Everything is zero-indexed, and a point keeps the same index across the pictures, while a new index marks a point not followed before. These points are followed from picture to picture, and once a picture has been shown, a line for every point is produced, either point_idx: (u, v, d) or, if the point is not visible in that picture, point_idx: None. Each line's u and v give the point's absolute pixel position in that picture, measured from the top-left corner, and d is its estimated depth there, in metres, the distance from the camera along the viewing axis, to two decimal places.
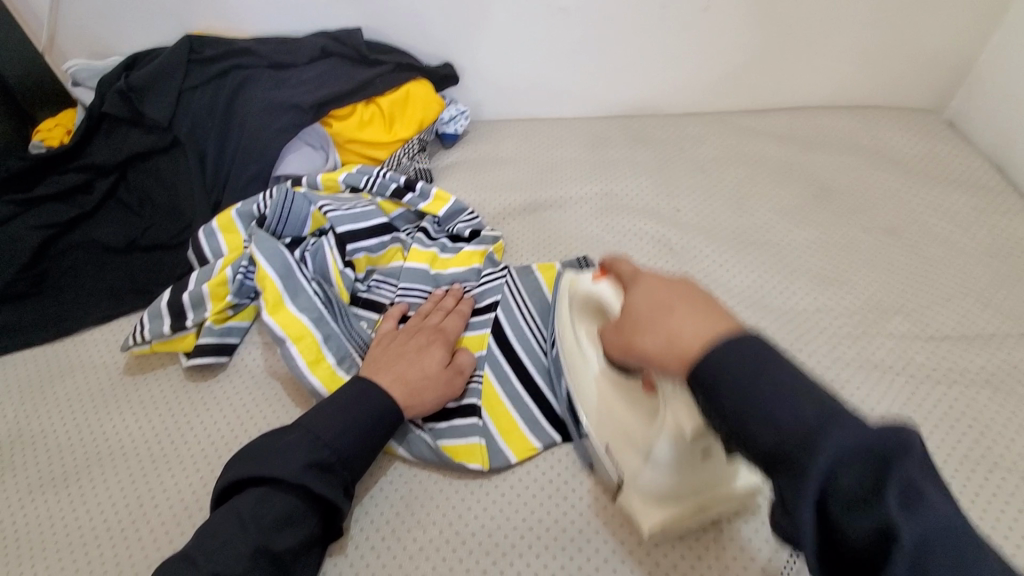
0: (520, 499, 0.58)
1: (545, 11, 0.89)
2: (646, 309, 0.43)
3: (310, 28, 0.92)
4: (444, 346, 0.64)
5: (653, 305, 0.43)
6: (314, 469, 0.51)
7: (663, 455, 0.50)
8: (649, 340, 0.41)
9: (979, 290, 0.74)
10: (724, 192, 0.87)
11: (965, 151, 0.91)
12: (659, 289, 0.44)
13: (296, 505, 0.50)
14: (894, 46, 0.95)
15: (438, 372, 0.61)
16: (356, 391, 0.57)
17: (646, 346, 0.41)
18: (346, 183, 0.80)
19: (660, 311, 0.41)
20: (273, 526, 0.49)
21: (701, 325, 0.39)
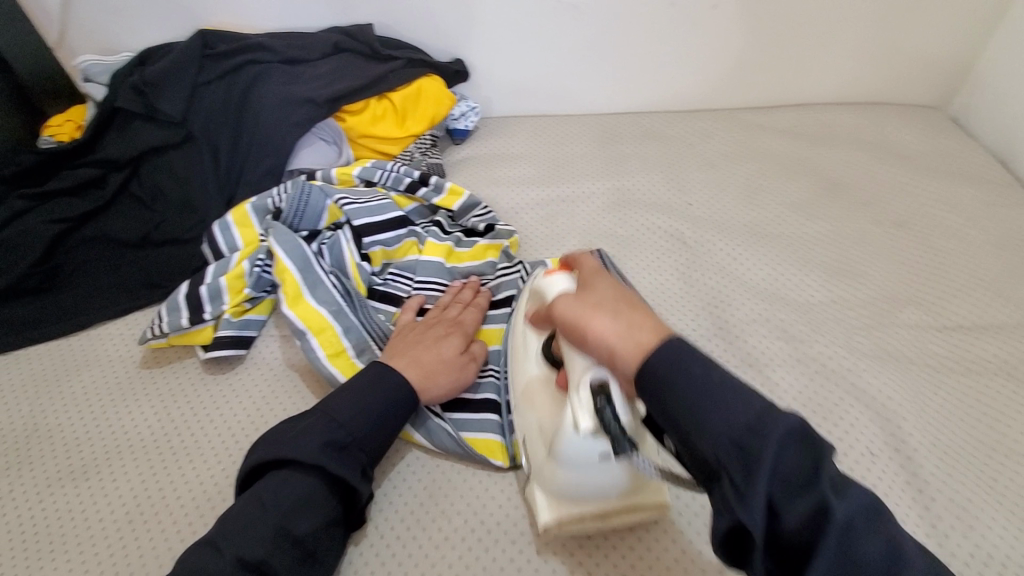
0: None
1: (557, 9, 0.90)
2: (603, 300, 0.47)
3: (322, 24, 0.92)
4: (461, 335, 0.64)
5: (613, 300, 0.46)
6: (338, 453, 0.51)
7: (575, 449, 0.47)
8: (615, 331, 0.44)
9: (990, 281, 0.75)
10: (735, 186, 0.88)
11: (971, 146, 0.93)
12: (616, 290, 0.48)
13: (317, 487, 0.50)
14: (899, 44, 0.96)
15: (452, 358, 0.61)
16: (377, 373, 0.57)
17: (607, 332, 0.44)
18: (361, 178, 0.80)
19: (620, 307, 0.45)
20: (295, 508, 0.48)
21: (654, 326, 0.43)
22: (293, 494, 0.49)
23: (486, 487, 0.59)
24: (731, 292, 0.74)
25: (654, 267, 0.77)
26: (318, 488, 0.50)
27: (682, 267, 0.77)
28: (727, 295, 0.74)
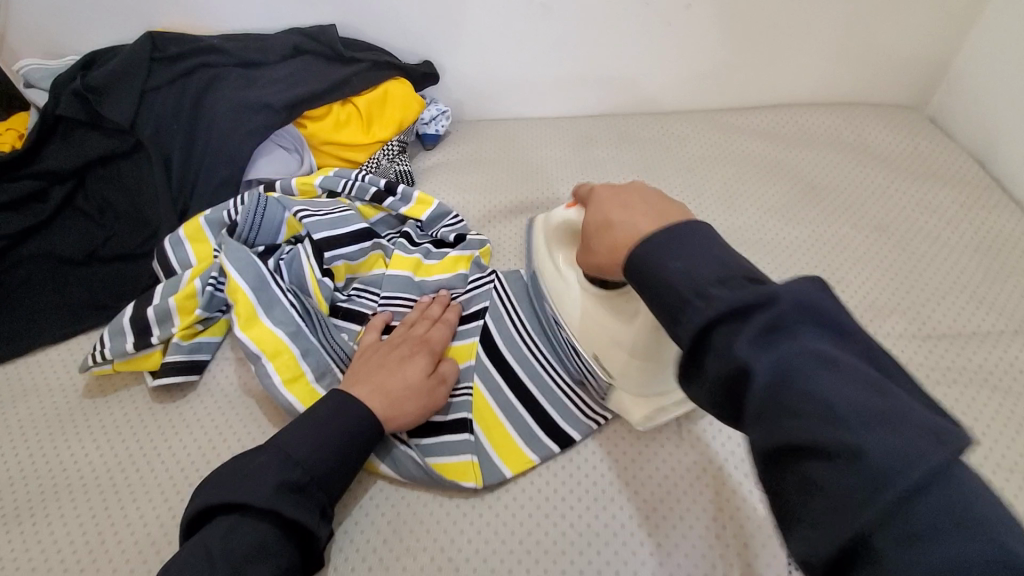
0: (516, 519, 0.55)
1: (526, 7, 0.86)
2: (594, 230, 0.50)
3: (281, 24, 0.87)
4: (428, 355, 0.60)
5: (598, 223, 0.50)
6: (293, 492, 0.48)
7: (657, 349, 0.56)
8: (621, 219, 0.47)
9: (972, 287, 0.73)
10: (713, 190, 0.85)
11: (949, 147, 0.91)
12: (619, 198, 0.50)
13: (274, 532, 0.46)
14: (875, 43, 0.94)
15: (419, 382, 0.57)
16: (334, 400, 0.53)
17: (615, 223, 0.48)
18: (323, 187, 0.76)
19: (603, 228, 0.49)
20: (247, 558, 0.44)
21: (651, 213, 0.46)
22: (248, 542, 0.45)
23: (455, 519, 0.55)
24: None
25: None
26: (274, 533, 0.46)
27: None
28: None
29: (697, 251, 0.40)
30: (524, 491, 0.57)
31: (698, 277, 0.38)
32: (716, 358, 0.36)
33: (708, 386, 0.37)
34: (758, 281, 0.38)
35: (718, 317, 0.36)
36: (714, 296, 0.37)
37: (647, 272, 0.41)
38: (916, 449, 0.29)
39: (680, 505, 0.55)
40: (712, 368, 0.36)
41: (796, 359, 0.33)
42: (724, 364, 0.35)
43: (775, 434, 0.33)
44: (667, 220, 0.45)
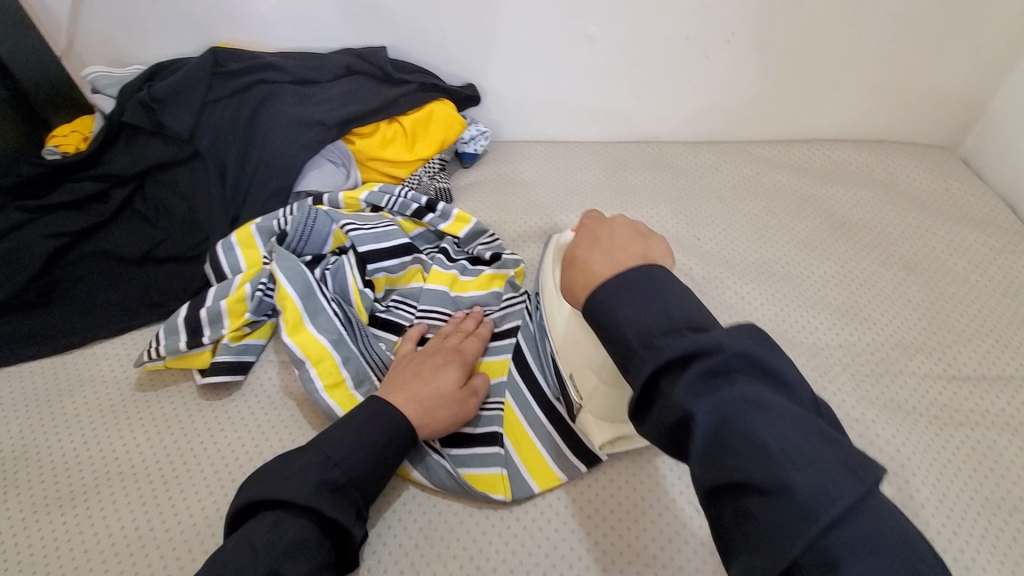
0: (542, 533, 0.57)
1: (571, 38, 0.90)
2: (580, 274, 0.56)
3: (334, 44, 0.92)
4: (461, 366, 0.63)
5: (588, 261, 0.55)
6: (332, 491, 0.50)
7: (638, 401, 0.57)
8: (586, 258, 0.55)
9: (998, 330, 0.74)
10: (745, 222, 0.87)
11: (980, 189, 0.92)
12: (623, 236, 0.57)
13: (310, 529, 0.48)
14: (911, 83, 0.96)
15: (452, 392, 0.60)
16: (376, 408, 0.56)
17: (579, 261, 0.56)
18: (368, 202, 0.79)
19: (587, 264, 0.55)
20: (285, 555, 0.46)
21: (610, 255, 0.54)
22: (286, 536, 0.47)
23: (481, 530, 0.57)
24: None
25: None
26: (310, 530, 0.48)
27: None
28: None
29: (646, 300, 0.45)
30: (548, 507, 0.59)
31: (648, 329, 0.43)
32: (661, 403, 0.40)
33: (657, 426, 0.40)
34: (700, 329, 0.42)
35: (663, 364, 0.40)
36: (659, 346, 0.42)
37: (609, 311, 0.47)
38: (828, 474, 0.35)
39: (698, 529, 0.57)
40: (665, 418, 0.40)
41: (734, 408, 0.37)
42: (668, 406, 0.39)
43: (716, 471, 0.37)
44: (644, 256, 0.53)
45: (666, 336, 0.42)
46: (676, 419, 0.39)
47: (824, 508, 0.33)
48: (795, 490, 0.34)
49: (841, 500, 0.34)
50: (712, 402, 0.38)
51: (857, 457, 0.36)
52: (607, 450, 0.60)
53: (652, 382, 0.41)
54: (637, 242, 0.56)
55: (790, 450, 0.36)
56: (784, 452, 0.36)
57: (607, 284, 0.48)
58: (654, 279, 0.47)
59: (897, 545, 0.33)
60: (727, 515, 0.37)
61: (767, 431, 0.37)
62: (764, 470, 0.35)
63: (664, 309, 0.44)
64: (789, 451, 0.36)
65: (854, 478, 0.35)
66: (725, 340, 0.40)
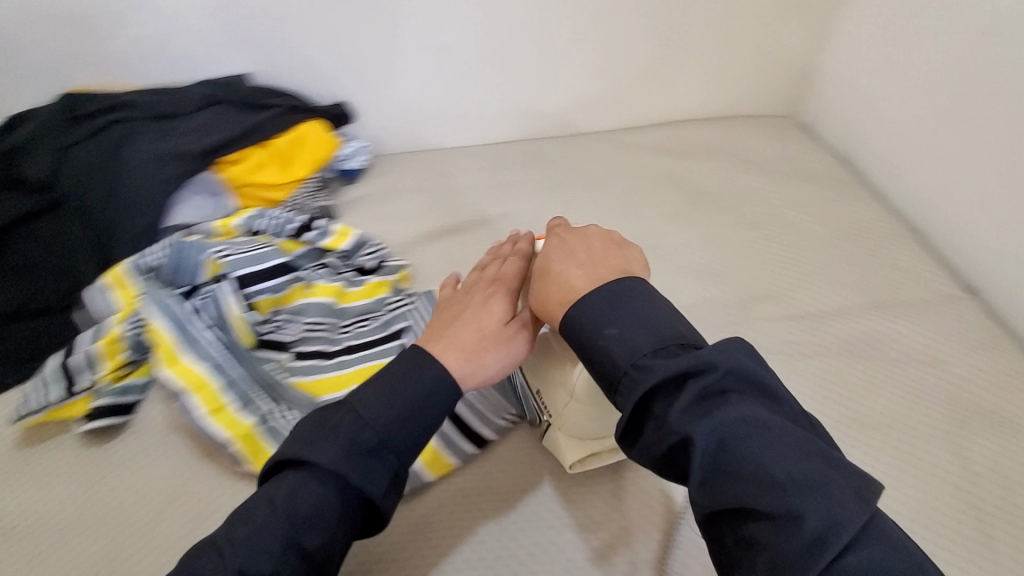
0: (437, 517, 0.58)
1: (430, 49, 0.94)
2: (561, 288, 0.53)
3: (197, 77, 0.92)
4: (506, 297, 0.58)
5: (564, 275, 0.54)
6: (387, 452, 0.47)
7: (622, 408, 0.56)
8: (564, 268, 0.54)
9: (834, 269, 0.83)
10: (614, 203, 0.93)
11: (814, 149, 1.03)
12: (597, 246, 0.56)
13: (339, 509, 0.45)
14: (744, 62, 1.07)
15: (496, 330, 0.55)
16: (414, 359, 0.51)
17: (555, 270, 0.54)
18: (244, 227, 0.81)
19: (559, 280, 0.53)
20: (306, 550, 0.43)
21: (590, 265, 0.54)
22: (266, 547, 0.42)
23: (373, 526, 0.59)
24: None
25: None
26: (327, 514, 0.44)
27: None
28: None
29: (614, 311, 0.49)
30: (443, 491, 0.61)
31: (634, 347, 0.46)
32: (653, 424, 0.43)
33: (647, 449, 0.44)
34: (687, 347, 0.46)
35: (655, 387, 0.44)
36: (647, 369, 0.45)
37: (588, 335, 0.49)
38: (830, 494, 0.37)
39: (583, 485, 0.60)
40: (657, 437, 0.43)
41: (732, 430, 0.40)
42: (664, 429, 0.42)
43: (716, 495, 0.40)
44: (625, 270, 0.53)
45: (659, 355, 0.45)
46: (677, 440, 0.41)
47: (836, 533, 0.36)
48: (795, 504, 0.37)
49: (844, 520, 0.36)
50: (710, 424, 0.41)
51: (856, 477, 0.39)
52: (579, 468, 0.59)
53: (646, 402, 0.44)
54: (612, 253, 0.56)
55: (793, 474, 0.38)
56: (785, 474, 0.38)
57: (587, 305, 0.50)
58: (630, 292, 0.50)
59: (898, 558, 0.36)
60: (733, 542, 0.39)
61: (764, 453, 0.39)
62: (769, 497, 0.38)
63: (658, 331, 0.47)
64: (793, 477, 0.38)
65: (857, 500, 0.37)
66: (716, 359, 0.43)
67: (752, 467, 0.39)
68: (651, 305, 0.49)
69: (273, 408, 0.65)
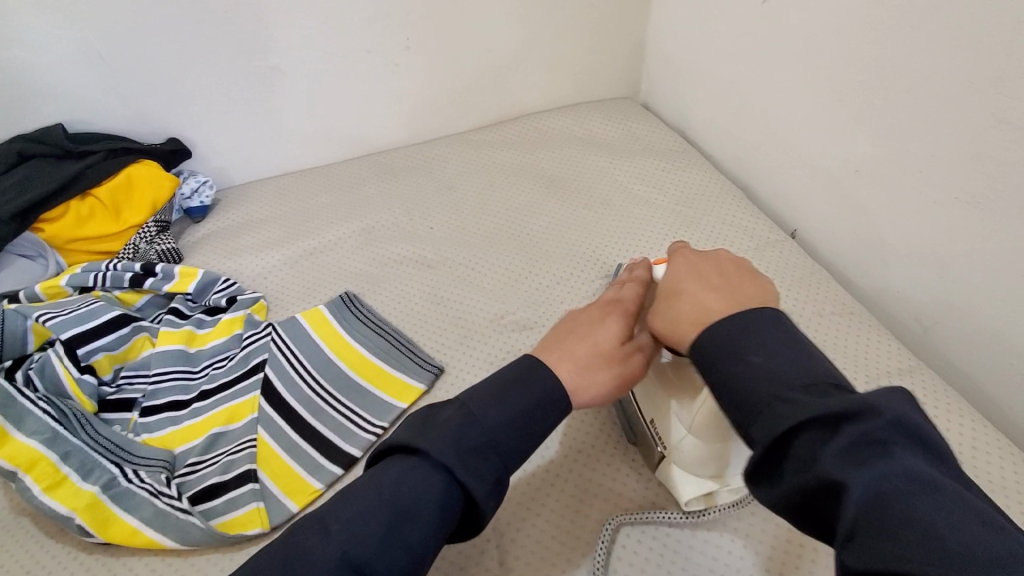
0: None
1: (261, 73, 0.92)
2: (688, 315, 0.49)
3: (3, 133, 0.85)
4: (623, 315, 0.56)
5: (691, 304, 0.49)
6: (490, 452, 0.45)
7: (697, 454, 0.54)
8: (696, 292, 0.50)
9: (675, 234, 0.89)
10: (471, 203, 0.95)
11: (655, 124, 1.10)
12: (724, 269, 0.52)
13: (439, 507, 0.42)
14: (581, 49, 1.11)
15: (613, 348, 0.53)
16: (529, 364, 0.51)
17: (685, 293, 0.51)
18: (72, 286, 0.76)
19: (699, 300, 0.49)
20: (407, 545, 0.41)
21: (724, 292, 0.49)
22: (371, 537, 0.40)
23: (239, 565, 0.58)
24: (469, 303, 0.81)
25: (401, 298, 0.82)
26: (428, 509, 0.42)
27: (426, 290, 0.83)
28: (466, 308, 0.80)
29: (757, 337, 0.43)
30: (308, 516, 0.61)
31: (777, 380, 0.41)
32: (795, 464, 0.37)
33: (782, 491, 0.37)
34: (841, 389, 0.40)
35: (802, 425, 0.37)
36: (800, 401, 0.38)
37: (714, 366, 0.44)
38: (1014, 571, 0.30)
39: None
40: (798, 478, 0.36)
41: (898, 480, 0.33)
42: (811, 472, 0.36)
43: (867, 555, 0.32)
44: (737, 301, 0.47)
45: (807, 394, 0.39)
46: (826, 488, 0.35)
47: None
48: (961, 565, 0.30)
49: None
50: (870, 474, 0.34)
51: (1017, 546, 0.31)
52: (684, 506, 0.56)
53: (780, 442, 0.38)
54: (746, 280, 0.50)
55: (968, 542, 0.31)
56: (962, 543, 0.31)
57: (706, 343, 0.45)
58: (753, 324, 0.44)
59: None
60: None
61: (932, 513, 0.32)
62: (932, 563, 0.30)
63: (776, 374, 0.41)
64: (975, 551, 0.30)
65: None
66: (879, 403, 0.37)
67: (888, 516, 0.32)
68: (792, 336, 0.44)
69: (123, 468, 0.62)
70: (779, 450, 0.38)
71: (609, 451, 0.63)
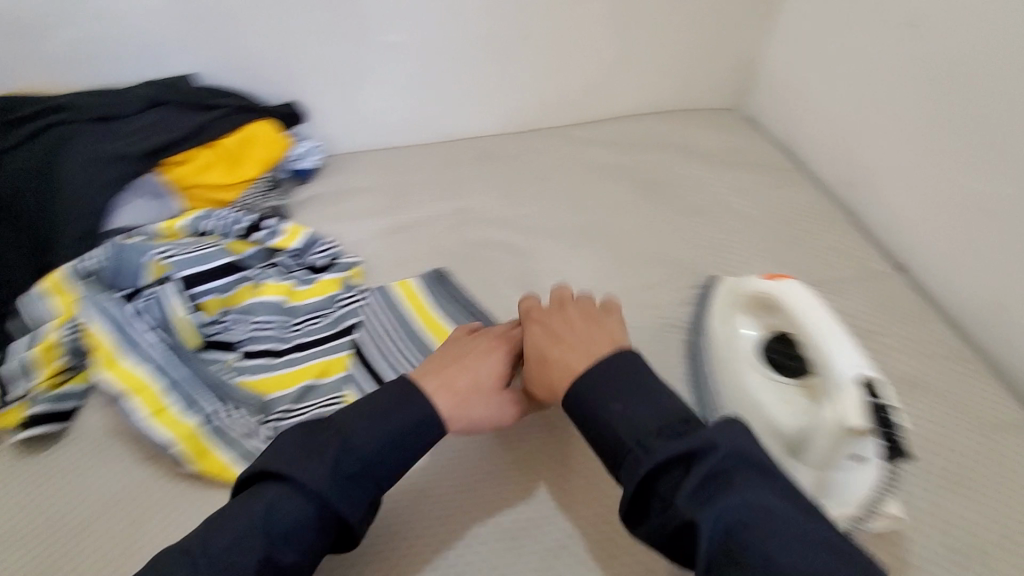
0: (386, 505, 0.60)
1: (380, 48, 0.94)
2: (568, 363, 0.58)
3: (140, 77, 0.90)
4: (501, 356, 0.63)
5: (542, 358, 0.60)
6: (369, 480, 0.52)
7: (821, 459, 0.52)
8: (562, 355, 0.59)
9: (777, 250, 0.85)
10: (567, 195, 0.95)
11: (761, 140, 1.07)
12: (591, 334, 0.60)
13: (306, 528, 0.48)
14: (692, 55, 1.09)
15: (488, 389, 0.60)
16: (405, 391, 0.56)
17: (558, 360, 0.59)
18: (189, 229, 0.80)
19: (576, 351, 0.58)
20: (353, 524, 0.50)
21: (585, 348, 0.58)
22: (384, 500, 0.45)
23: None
24: None
25: (491, 279, 0.81)
26: (302, 532, 0.48)
27: (516, 275, 0.82)
28: (556, 297, 0.78)
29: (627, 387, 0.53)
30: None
31: (635, 426, 0.51)
32: (660, 502, 0.47)
33: (653, 528, 0.48)
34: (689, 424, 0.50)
35: (660, 468, 0.48)
36: (654, 449, 0.49)
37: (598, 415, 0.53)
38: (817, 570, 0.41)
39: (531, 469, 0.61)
40: (665, 515, 0.47)
41: (735, 514, 0.44)
42: (674, 512, 0.46)
43: None
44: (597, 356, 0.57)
45: (659, 439, 0.49)
46: (681, 523, 0.45)
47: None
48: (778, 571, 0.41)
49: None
50: (714, 511, 0.44)
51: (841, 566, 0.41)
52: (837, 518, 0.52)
53: (650, 484, 0.48)
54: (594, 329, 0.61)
55: (796, 564, 0.41)
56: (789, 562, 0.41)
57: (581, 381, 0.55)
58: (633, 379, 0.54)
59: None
60: None
61: (769, 538, 0.42)
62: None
63: (649, 399, 0.52)
64: (793, 562, 0.41)
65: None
66: (717, 440, 0.47)
67: (727, 540, 0.43)
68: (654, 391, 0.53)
69: (217, 407, 0.65)
70: (646, 490, 0.48)
71: None
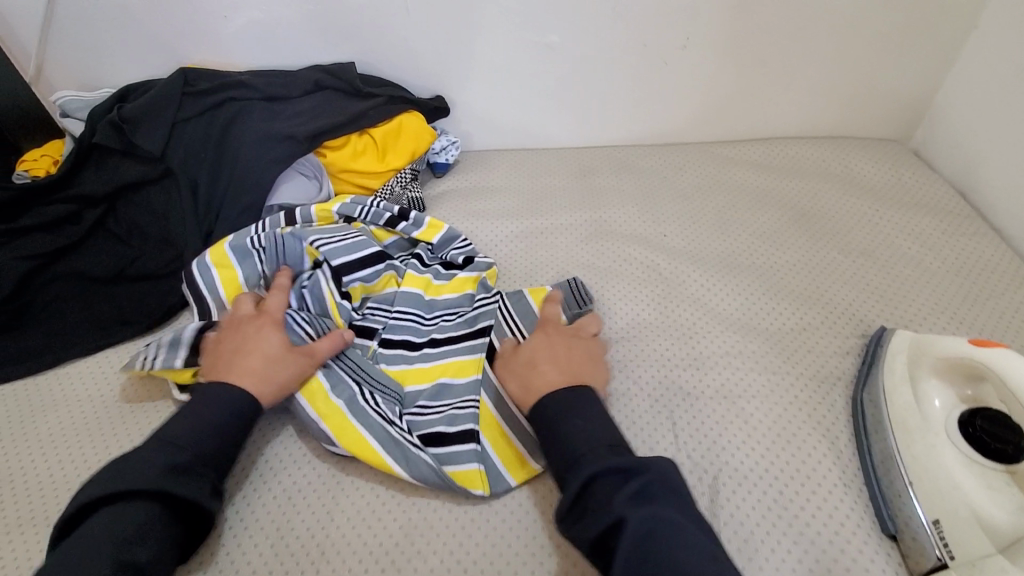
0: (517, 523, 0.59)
1: (534, 49, 0.93)
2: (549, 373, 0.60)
3: (305, 61, 0.94)
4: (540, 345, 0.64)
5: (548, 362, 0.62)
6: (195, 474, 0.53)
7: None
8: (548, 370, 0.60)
9: (953, 307, 0.76)
10: (708, 216, 0.90)
11: (931, 178, 0.96)
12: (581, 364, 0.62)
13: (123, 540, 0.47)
14: (859, 79, 1.00)
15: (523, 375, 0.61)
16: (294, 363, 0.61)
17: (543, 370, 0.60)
18: (340, 214, 0.81)
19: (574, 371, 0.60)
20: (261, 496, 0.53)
21: (565, 370, 0.60)
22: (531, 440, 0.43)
23: (438, 527, 0.58)
24: (703, 324, 0.73)
25: (630, 297, 0.77)
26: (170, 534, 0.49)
27: (655, 298, 0.77)
28: (699, 327, 0.73)
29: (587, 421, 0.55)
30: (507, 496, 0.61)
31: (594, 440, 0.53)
32: (596, 505, 0.47)
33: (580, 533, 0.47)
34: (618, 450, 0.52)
35: (597, 473, 0.49)
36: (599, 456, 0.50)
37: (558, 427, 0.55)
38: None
39: None
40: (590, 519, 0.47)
41: (666, 525, 0.44)
42: (606, 515, 0.46)
43: None
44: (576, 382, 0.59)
45: (609, 449, 0.51)
46: (609, 523, 0.45)
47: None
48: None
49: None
50: (643, 514, 0.45)
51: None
52: None
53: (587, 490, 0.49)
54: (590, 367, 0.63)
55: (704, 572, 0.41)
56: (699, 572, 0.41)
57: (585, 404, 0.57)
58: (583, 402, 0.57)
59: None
60: None
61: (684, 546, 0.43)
62: None
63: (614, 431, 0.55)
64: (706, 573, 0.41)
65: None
66: (651, 465, 0.49)
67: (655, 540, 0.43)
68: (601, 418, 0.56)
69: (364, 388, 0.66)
70: (582, 497, 0.49)
71: (860, 537, 0.54)
